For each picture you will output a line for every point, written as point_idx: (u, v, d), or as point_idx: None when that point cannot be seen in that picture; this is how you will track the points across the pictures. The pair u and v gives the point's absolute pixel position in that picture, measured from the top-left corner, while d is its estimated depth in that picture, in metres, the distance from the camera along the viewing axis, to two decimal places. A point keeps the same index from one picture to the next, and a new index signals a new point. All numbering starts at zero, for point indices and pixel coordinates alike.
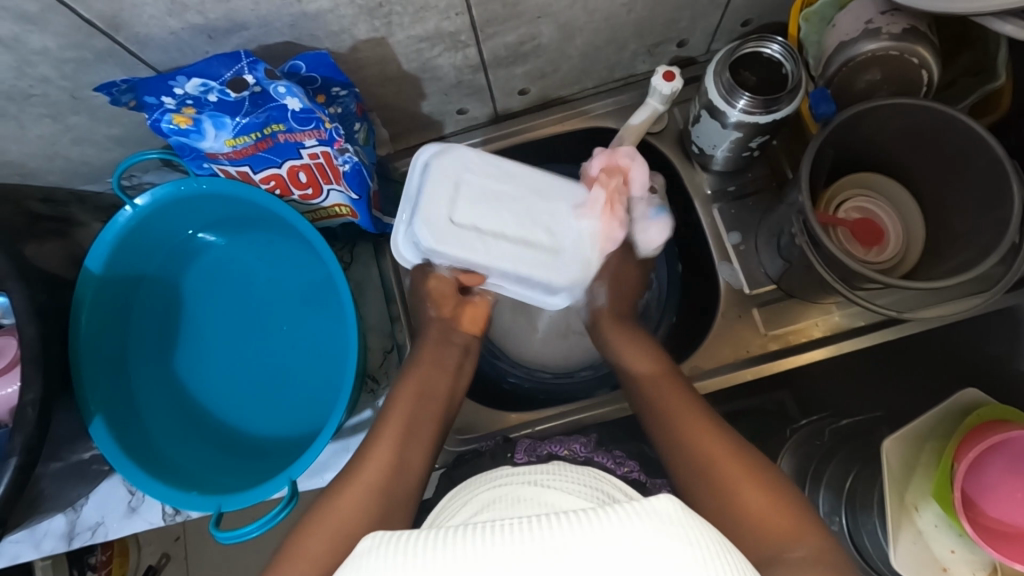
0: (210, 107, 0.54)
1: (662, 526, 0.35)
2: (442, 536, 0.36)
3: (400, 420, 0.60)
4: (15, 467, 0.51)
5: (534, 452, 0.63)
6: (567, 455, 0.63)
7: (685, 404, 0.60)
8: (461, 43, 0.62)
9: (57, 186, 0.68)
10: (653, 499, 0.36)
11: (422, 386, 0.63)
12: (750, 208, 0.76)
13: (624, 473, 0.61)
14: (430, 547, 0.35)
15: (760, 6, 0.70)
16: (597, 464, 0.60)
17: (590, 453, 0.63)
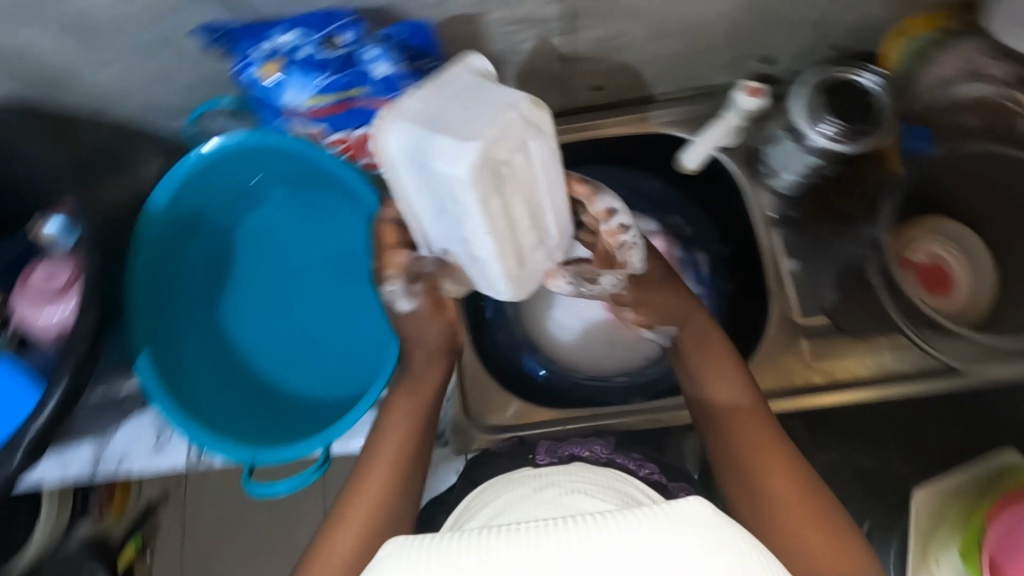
0: (296, 63, 0.54)
1: (693, 524, 0.35)
2: (468, 537, 0.36)
3: (392, 441, 0.58)
4: (64, 389, 0.53)
5: (555, 454, 0.63)
6: (589, 456, 0.63)
7: (758, 430, 0.56)
8: (550, 31, 0.61)
9: (127, 120, 0.69)
10: (684, 500, 0.36)
11: (409, 410, 0.59)
12: (812, 237, 0.74)
13: (646, 475, 0.60)
14: (455, 548, 0.35)
15: (857, 33, 0.68)
16: (618, 466, 0.60)
17: (612, 454, 0.63)
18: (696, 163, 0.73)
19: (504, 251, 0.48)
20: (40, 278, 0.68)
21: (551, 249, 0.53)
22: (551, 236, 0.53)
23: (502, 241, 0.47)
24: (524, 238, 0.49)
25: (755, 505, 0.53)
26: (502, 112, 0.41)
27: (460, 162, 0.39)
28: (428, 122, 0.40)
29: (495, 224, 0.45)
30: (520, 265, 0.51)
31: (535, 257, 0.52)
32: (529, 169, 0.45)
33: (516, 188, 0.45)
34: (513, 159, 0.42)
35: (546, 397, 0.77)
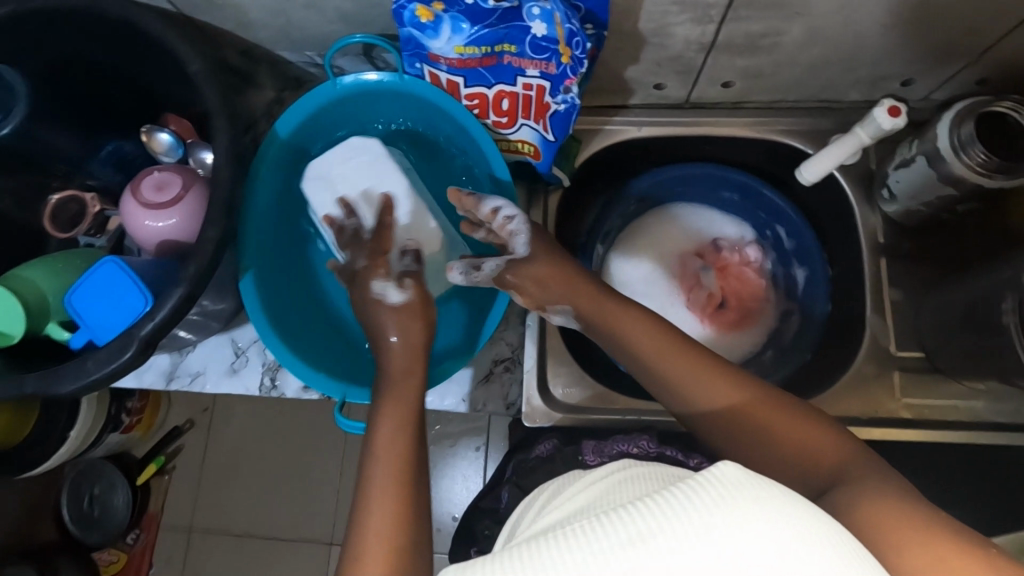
0: (458, 8, 0.54)
1: (729, 489, 0.29)
2: (509, 554, 0.29)
3: (392, 430, 0.50)
4: (180, 296, 0.53)
5: (604, 451, 0.66)
6: (637, 451, 0.66)
7: (777, 413, 0.47)
8: (708, 17, 0.60)
9: (261, 44, 0.69)
10: (714, 466, 0.31)
11: (399, 413, 0.52)
12: (919, 270, 0.72)
13: (694, 465, 0.65)
14: (488, 566, 0.29)
15: (1013, 68, 0.66)
16: (669, 458, 0.64)
17: (659, 448, 0.66)
18: (816, 175, 0.72)
19: (360, 235, 0.62)
20: (151, 185, 0.69)
21: (413, 227, 0.62)
22: (402, 218, 0.62)
23: (369, 239, 0.61)
24: (365, 217, 0.62)
25: (781, 462, 0.45)
26: (347, 156, 0.63)
27: (315, 188, 0.63)
28: (331, 159, 0.63)
29: (344, 215, 0.62)
30: (365, 243, 0.61)
31: (398, 245, 0.62)
32: (363, 168, 0.63)
33: (360, 186, 0.63)
34: (355, 173, 0.63)
35: (618, 384, 0.77)
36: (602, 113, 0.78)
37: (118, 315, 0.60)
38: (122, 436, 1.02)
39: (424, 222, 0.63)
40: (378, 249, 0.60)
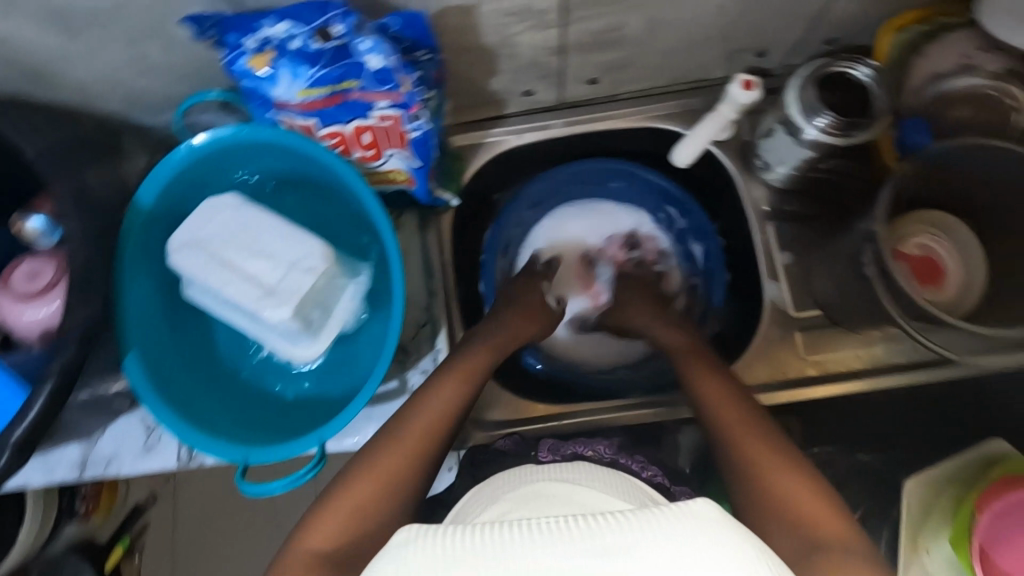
0: (289, 55, 0.53)
1: (706, 524, 0.38)
2: (479, 530, 0.39)
3: (418, 425, 0.59)
4: (50, 390, 0.51)
5: (557, 450, 0.64)
6: (591, 456, 0.63)
7: (747, 414, 0.58)
8: (546, 23, 0.61)
9: (113, 114, 0.67)
10: (690, 501, 0.40)
11: (452, 395, 0.61)
12: (806, 230, 0.74)
13: (648, 477, 0.61)
14: (468, 539, 0.39)
15: (851, 24, 0.68)
16: (622, 466, 0.61)
17: (615, 453, 0.63)
18: (687, 158, 0.74)
19: (256, 282, 0.59)
20: (23, 275, 0.66)
21: (302, 254, 0.60)
22: (289, 252, 0.60)
23: (270, 279, 0.59)
24: (257, 268, 0.60)
25: (751, 485, 0.53)
26: (204, 224, 0.62)
27: (190, 263, 0.60)
28: (192, 234, 0.61)
29: (231, 273, 0.60)
30: (268, 290, 0.59)
31: (298, 276, 0.59)
32: (232, 225, 0.61)
33: (238, 241, 0.61)
34: (226, 234, 0.61)
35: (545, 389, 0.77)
36: (480, 127, 0.78)
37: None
38: (82, 524, 0.99)
39: (309, 244, 0.60)
40: (273, 290, 0.59)
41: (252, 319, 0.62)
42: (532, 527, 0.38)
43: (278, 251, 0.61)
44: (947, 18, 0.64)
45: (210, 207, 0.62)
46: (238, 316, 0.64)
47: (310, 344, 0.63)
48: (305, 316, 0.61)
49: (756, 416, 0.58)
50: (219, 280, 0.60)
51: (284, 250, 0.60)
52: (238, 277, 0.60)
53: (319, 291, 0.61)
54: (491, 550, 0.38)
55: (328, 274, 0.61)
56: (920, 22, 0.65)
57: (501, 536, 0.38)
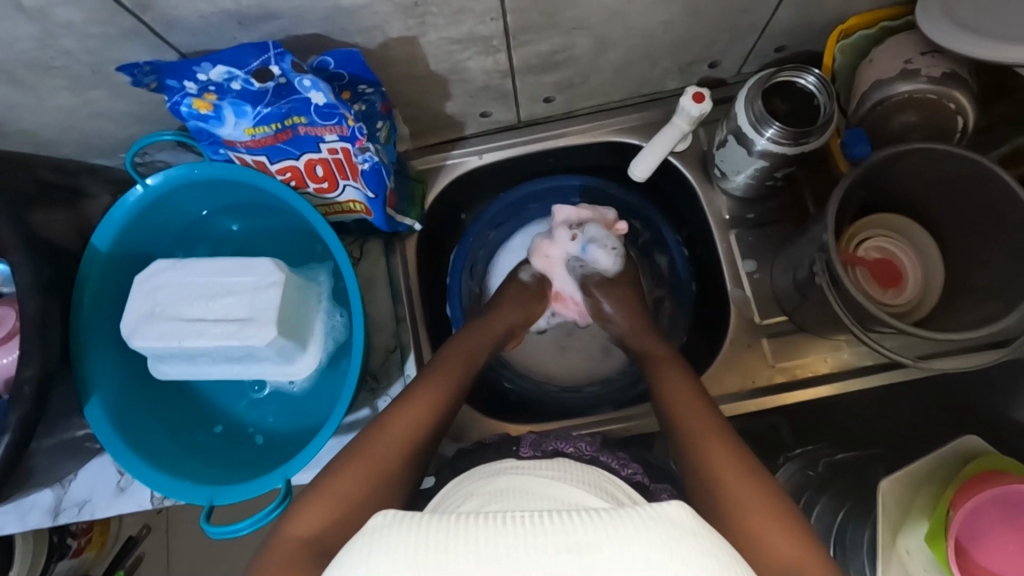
0: (232, 94, 0.53)
1: (677, 529, 0.37)
2: (455, 522, 0.37)
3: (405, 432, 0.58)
4: (9, 443, 0.51)
5: (539, 447, 0.62)
6: (573, 452, 0.62)
7: (708, 414, 0.59)
8: (493, 48, 0.61)
9: (70, 157, 0.67)
10: (668, 504, 0.38)
11: (439, 395, 0.62)
12: (768, 237, 0.75)
13: (628, 475, 0.59)
14: (444, 528, 0.37)
15: (799, 32, 0.69)
16: (601, 464, 0.60)
17: (595, 452, 0.62)
18: (646, 173, 0.73)
19: (228, 323, 0.58)
20: None
21: (258, 275, 0.60)
22: (247, 278, 0.60)
23: (242, 311, 0.59)
24: (222, 309, 0.59)
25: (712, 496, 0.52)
26: (148, 304, 0.60)
27: (151, 339, 0.59)
28: (140, 316, 0.60)
29: (198, 327, 0.59)
30: (241, 320, 0.58)
31: (265, 295, 0.59)
32: (183, 282, 0.60)
33: (196, 292, 0.60)
34: (180, 293, 0.60)
35: (514, 408, 0.78)
36: (441, 149, 0.78)
37: None
38: (74, 560, 0.99)
39: (260, 264, 0.60)
40: (251, 315, 0.58)
41: (235, 359, 0.62)
42: (509, 521, 0.36)
43: (238, 279, 0.60)
44: (892, 22, 0.67)
45: (146, 282, 0.61)
46: (221, 364, 0.63)
47: (305, 356, 0.63)
48: (292, 336, 0.61)
49: (720, 428, 0.57)
50: (188, 340, 0.58)
51: (244, 277, 0.60)
52: (206, 328, 0.58)
53: (293, 304, 0.61)
54: (466, 540, 0.36)
55: (292, 282, 0.61)
56: (867, 26, 0.67)
57: (476, 529, 0.36)
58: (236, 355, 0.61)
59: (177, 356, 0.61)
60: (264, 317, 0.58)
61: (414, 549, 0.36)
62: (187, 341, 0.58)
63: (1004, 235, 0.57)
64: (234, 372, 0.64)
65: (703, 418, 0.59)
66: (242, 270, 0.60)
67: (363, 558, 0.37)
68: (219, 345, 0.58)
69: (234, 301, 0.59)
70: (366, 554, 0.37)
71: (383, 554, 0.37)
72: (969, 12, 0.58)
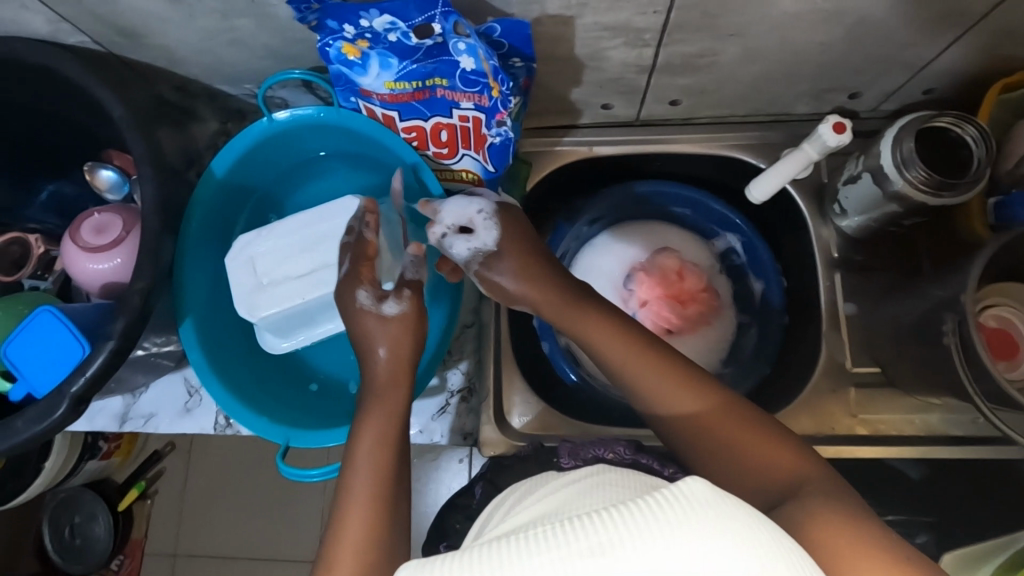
0: (386, 46, 0.52)
1: (693, 506, 0.30)
2: (447, 559, 0.31)
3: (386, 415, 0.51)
4: (111, 349, 0.52)
5: (580, 457, 0.61)
6: (613, 458, 0.62)
7: (730, 421, 0.47)
8: (641, 41, 0.59)
9: (198, 79, 0.68)
10: (679, 484, 0.32)
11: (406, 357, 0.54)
12: (875, 283, 0.72)
13: (672, 475, 0.59)
14: (434, 571, 0.31)
15: (956, 78, 0.65)
16: (643, 466, 0.60)
17: (635, 455, 0.62)
18: (765, 195, 0.71)
19: (340, 265, 0.59)
20: (90, 228, 0.67)
21: (347, 213, 0.60)
22: (338, 219, 0.60)
23: (348, 249, 0.60)
24: (327, 256, 0.60)
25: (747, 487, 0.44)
26: (254, 277, 0.60)
27: (270, 305, 0.59)
28: (248, 289, 0.60)
29: (313, 275, 0.59)
30: (350, 258, 0.59)
31: (364, 228, 0.60)
32: (283, 239, 0.60)
33: (298, 241, 0.60)
34: (286, 250, 0.60)
35: (578, 406, 0.77)
36: (551, 133, 0.77)
37: (52, 370, 0.58)
38: (102, 461, 1.03)
39: (346, 201, 0.60)
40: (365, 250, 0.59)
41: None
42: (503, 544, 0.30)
43: (333, 221, 0.60)
44: None
45: (242, 260, 0.60)
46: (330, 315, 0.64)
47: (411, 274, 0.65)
48: (400, 259, 0.63)
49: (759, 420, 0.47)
50: (305, 289, 0.59)
51: (337, 217, 0.60)
52: (323, 275, 0.59)
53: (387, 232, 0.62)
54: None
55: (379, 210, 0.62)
56: None
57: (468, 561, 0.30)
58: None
59: (293, 316, 0.62)
60: (367, 249, 0.59)
61: None
62: (307, 294, 0.59)
63: None
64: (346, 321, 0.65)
65: (728, 425, 0.47)
66: (331, 207, 0.61)
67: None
68: None
69: (340, 239, 0.60)
70: None
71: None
72: None
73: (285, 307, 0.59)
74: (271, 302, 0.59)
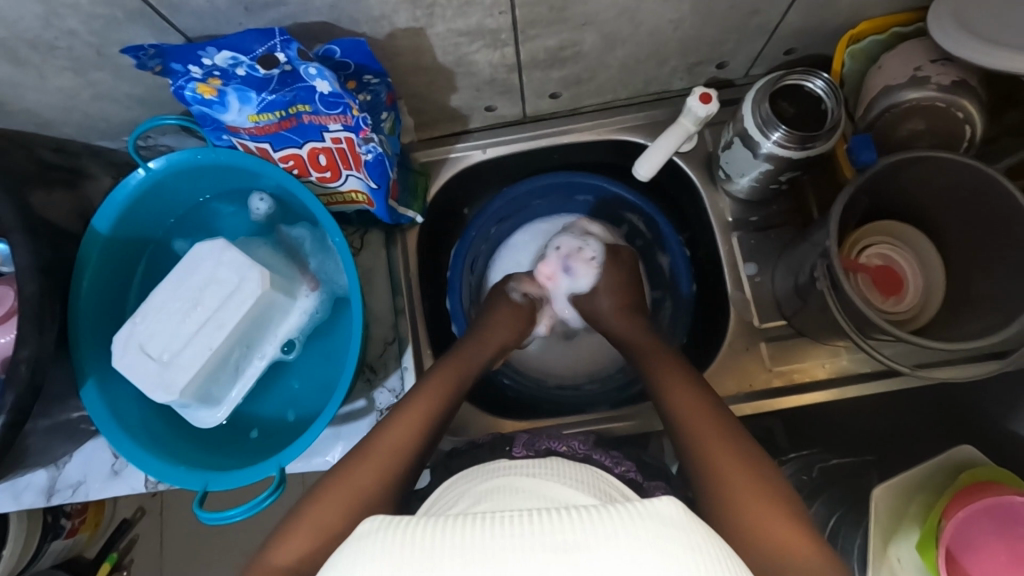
0: (237, 80, 0.53)
1: (664, 524, 0.36)
2: (440, 522, 0.37)
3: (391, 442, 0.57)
4: (3, 425, 0.51)
5: (532, 446, 0.63)
6: (567, 451, 0.63)
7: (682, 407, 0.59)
8: (500, 41, 0.61)
9: (72, 139, 0.67)
10: (657, 500, 0.38)
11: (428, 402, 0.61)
12: (770, 240, 0.74)
13: (622, 472, 0.60)
14: (428, 533, 0.36)
15: (809, 35, 0.68)
16: (595, 462, 0.60)
17: (589, 450, 0.63)
18: (652, 171, 0.73)
19: (228, 303, 0.59)
20: None
21: (204, 257, 0.60)
22: (200, 265, 0.60)
23: (226, 287, 0.59)
24: (210, 303, 0.59)
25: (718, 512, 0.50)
26: (153, 360, 0.59)
27: (184, 374, 0.58)
28: (155, 374, 0.58)
29: (209, 325, 0.59)
30: (229, 293, 0.59)
31: (229, 258, 0.60)
32: (160, 311, 0.59)
33: (181, 301, 0.60)
34: (175, 316, 0.59)
35: (510, 406, 0.78)
36: (444, 142, 0.78)
37: None
38: (69, 539, 1.00)
39: (201, 248, 0.60)
40: (246, 278, 0.59)
41: (251, 335, 0.62)
42: (493, 522, 0.36)
43: (197, 270, 0.60)
44: (902, 28, 0.66)
45: (134, 351, 0.59)
46: (245, 363, 0.64)
47: (302, 285, 0.65)
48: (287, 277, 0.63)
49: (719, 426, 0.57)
50: (207, 340, 0.59)
51: (203, 264, 0.60)
52: (217, 319, 0.59)
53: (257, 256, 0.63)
54: (451, 546, 0.35)
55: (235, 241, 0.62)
56: (877, 31, 0.67)
57: (461, 535, 0.36)
58: (251, 327, 0.62)
59: (211, 376, 0.61)
60: (237, 279, 0.59)
61: (399, 551, 0.36)
62: (210, 343, 0.59)
63: (1006, 238, 0.57)
64: (262, 354, 0.64)
65: (692, 419, 0.57)
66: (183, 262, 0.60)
67: (355, 563, 0.37)
68: (237, 321, 0.59)
69: (216, 280, 0.60)
70: (354, 559, 0.37)
71: (373, 562, 0.36)
72: (979, 20, 0.58)
73: (198, 365, 0.59)
74: (182, 372, 0.58)
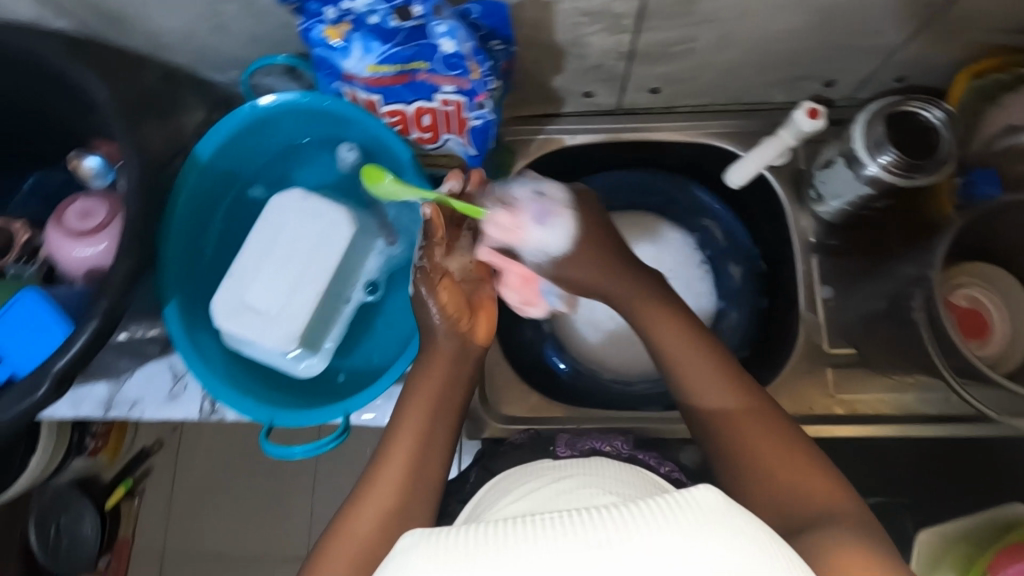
0: (366, 28, 0.54)
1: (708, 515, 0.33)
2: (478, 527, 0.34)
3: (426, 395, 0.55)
4: (94, 329, 0.52)
5: (576, 447, 0.63)
6: (610, 451, 0.63)
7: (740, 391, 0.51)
8: (620, 27, 0.61)
9: (181, 67, 0.69)
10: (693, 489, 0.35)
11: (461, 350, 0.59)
12: (851, 267, 0.73)
13: (666, 472, 0.60)
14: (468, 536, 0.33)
15: (924, 66, 0.67)
16: (639, 462, 0.60)
17: (632, 451, 0.63)
18: (742, 178, 0.73)
19: (324, 250, 0.61)
20: (75, 213, 0.67)
21: (285, 210, 0.62)
22: (283, 217, 0.62)
23: (318, 235, 0.61)
24: (303, 252, 0.61)
25: (785, 498, 0.44)
26: (260, 314, 0.59)
27: (292, 322, 0.59)
28: (265, 327, 0.59)
29: (308, 272, 0.60)
30: (317, 241, 0.61)
31: (313, 206, 0.62)
32: (255, 268, 0.61)
33: (274, 254, 0.61)
34: (265, 267, 0.61)
35: (562, 389, 0.78)
36: (534, 122, 0.78)
37: (33, 349, 0.59)
38: (88, 461, 1.01)
39: (282, 201, 0.62)
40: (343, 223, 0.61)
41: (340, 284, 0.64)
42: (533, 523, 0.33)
43: (282, 223, 0.62)
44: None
45: (242, 309, 0.60)
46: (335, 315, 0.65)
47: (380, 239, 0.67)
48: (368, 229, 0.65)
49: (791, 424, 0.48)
50: (307, 286, 0.60)
51: (288, 216, 0.62)
52: (317, 266, 0.60)
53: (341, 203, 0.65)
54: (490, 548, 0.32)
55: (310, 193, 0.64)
56: (998, 69, 0.66)
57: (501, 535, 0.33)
58: (341, 276, 0.63)
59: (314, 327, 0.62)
60: (321, 225, 0.61)
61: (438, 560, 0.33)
62: (314, 288, 0.60)
63: None
64: (349, 299, 0.65)
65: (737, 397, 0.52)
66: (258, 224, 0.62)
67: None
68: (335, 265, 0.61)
69: (305, 230, 0.61)
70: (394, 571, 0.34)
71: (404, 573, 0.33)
72: None
73: (296, 310, 0.59)
74: (291, 319, 0.59)
